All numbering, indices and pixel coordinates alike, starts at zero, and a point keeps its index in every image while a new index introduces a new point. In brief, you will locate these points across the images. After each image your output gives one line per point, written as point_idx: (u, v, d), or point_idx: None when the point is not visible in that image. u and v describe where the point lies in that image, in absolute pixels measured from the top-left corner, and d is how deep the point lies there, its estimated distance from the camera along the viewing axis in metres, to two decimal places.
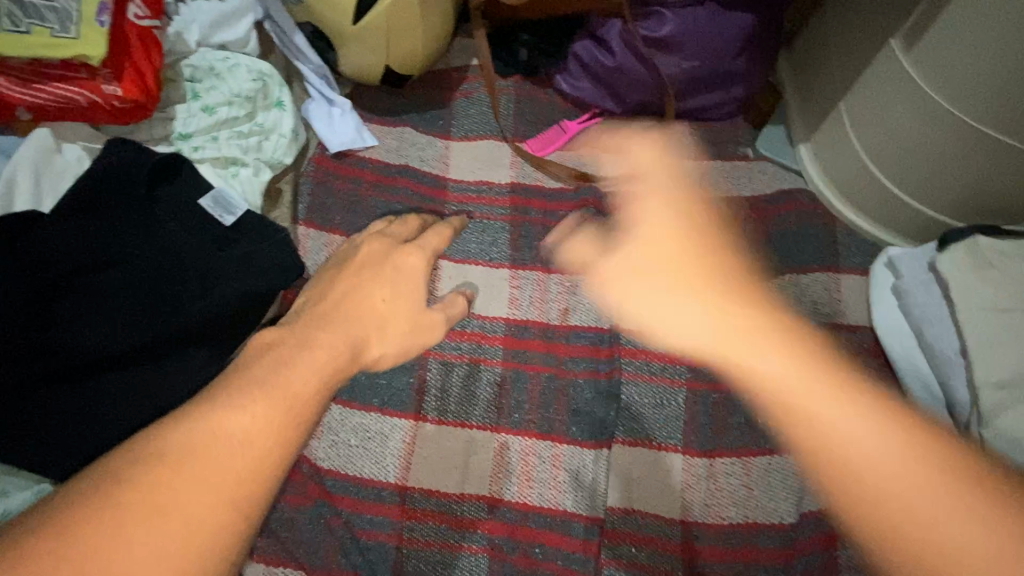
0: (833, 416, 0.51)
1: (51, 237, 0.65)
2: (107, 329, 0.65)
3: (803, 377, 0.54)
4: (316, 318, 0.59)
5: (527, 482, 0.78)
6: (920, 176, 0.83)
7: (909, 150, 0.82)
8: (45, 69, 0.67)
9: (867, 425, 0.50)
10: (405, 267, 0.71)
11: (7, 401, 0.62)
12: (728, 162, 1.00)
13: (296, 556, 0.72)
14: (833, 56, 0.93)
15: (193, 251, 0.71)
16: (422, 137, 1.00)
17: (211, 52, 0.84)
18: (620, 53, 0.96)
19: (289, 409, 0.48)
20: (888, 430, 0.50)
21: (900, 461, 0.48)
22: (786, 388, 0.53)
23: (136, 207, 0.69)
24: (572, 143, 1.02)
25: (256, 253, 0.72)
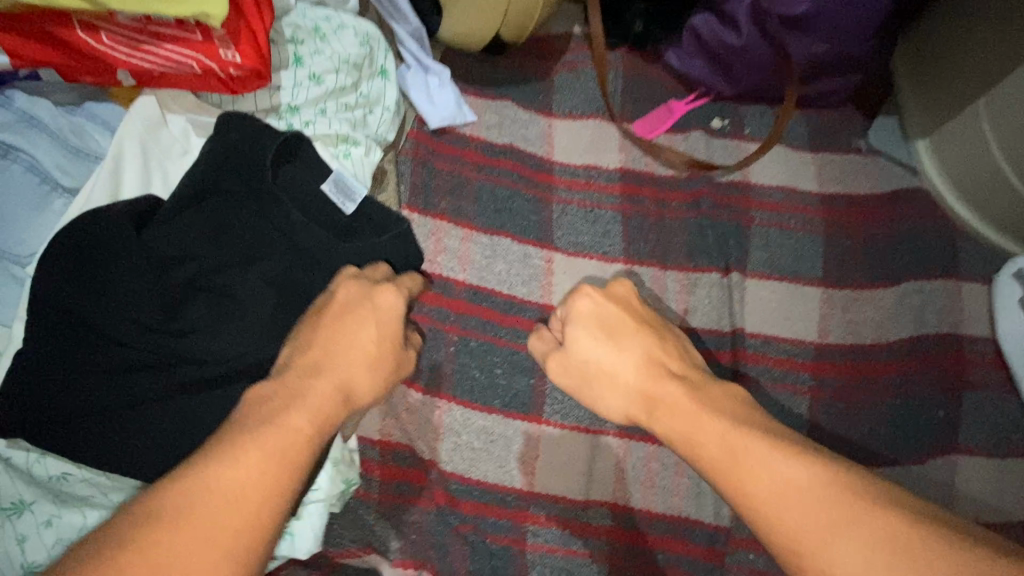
0: (772, 475, 0.51)
1: (178, 231, 0.58)
2: (241, 334, 0.58)
3: (742, 453, 0.53)
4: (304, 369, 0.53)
5: (650, 489, 0.76)
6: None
7: None
8: (155, 28, 0.57)
9: (800, 478, 0.49)
10: (384, 305, 0.58)
11: (137, 418, 0.54)
12: (844, 155, 0.95)
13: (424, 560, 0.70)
14: (967, 47, 0.86)
15: (319, 242, 0.62)
16: (523, 113, 0.92)
17: (312, 9, 0.74)
18: (746, 31, 0.87)
19: (284, 464, 0.45)
20: (818, 482, 0.49)
21: (827, 517, 0.47)
22: (729, 455, 0.54)
23: (260, 194, 0.61)
24: (681, 126, 0.95)
25: (383, 245, 0.65)
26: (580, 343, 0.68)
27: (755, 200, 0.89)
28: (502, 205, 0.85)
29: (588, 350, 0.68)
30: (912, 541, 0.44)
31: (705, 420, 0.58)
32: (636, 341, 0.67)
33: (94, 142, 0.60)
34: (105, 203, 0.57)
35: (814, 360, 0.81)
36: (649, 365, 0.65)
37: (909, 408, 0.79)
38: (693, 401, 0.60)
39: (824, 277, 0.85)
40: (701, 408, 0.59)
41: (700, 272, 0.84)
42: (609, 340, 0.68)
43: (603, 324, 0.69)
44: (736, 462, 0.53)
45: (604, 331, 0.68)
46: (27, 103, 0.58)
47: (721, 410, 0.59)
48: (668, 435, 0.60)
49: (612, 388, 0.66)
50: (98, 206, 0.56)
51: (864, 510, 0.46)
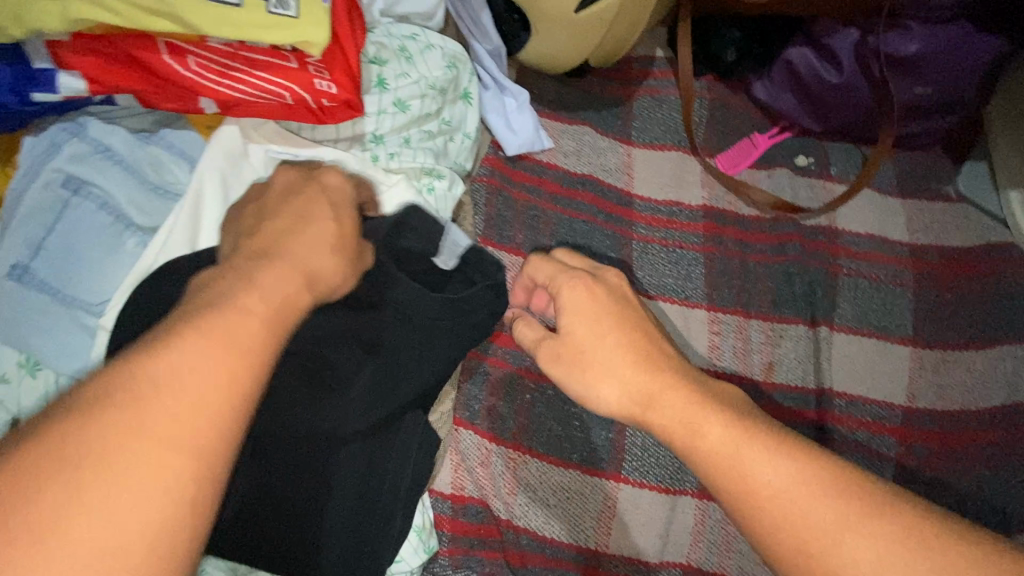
0: (773, 473, 0.41)
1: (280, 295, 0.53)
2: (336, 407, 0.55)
3: (736, 466, 0.42)
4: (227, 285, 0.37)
5: (726, 553, 0.73)
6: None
7: None
8: (246, 54, 0.52)
9: (805, 473, 0.40)
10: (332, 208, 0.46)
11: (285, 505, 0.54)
12: (932, 203, 0.90)
13: None
14: None
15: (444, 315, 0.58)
16: (603, 141, 0.86)
17: (397, 25, 0.68)
18: (848, 69, 0.83)
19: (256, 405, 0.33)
20: (817, 479, 0.40)
21: (834, 516, 0.38)
22: (727, 452, 0.43)
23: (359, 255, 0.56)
24: (764, 161, 0.90)
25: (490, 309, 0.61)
26: (579, 332, 0.54)
27: (843, 247, 0.85)
28: (582, 242, 0.80)
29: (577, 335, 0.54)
30: (926, 541, 0.36)
31: (704, 412, 0.46)
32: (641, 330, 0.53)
33: (170, 175, 0.54)
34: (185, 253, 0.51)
35: (902, 425, 0.77)
36: (649, 362, 0.51)
37: (1000, 482, 0.75)
38: (692, 397, 0.47)
39: (914, 335, 0.81)
40: (703, 402, 0.47)
41: (785, 323, 0.80)
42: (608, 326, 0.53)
43: (595, 313, 0.54)
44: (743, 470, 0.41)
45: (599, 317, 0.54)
46: (100, 131, 0.52)
47: (716, 399, 0.47)
48: (667, 435, 0.47)
49: (608, 376, 0.51)
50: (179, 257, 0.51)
51: (871, 508, 0.38)
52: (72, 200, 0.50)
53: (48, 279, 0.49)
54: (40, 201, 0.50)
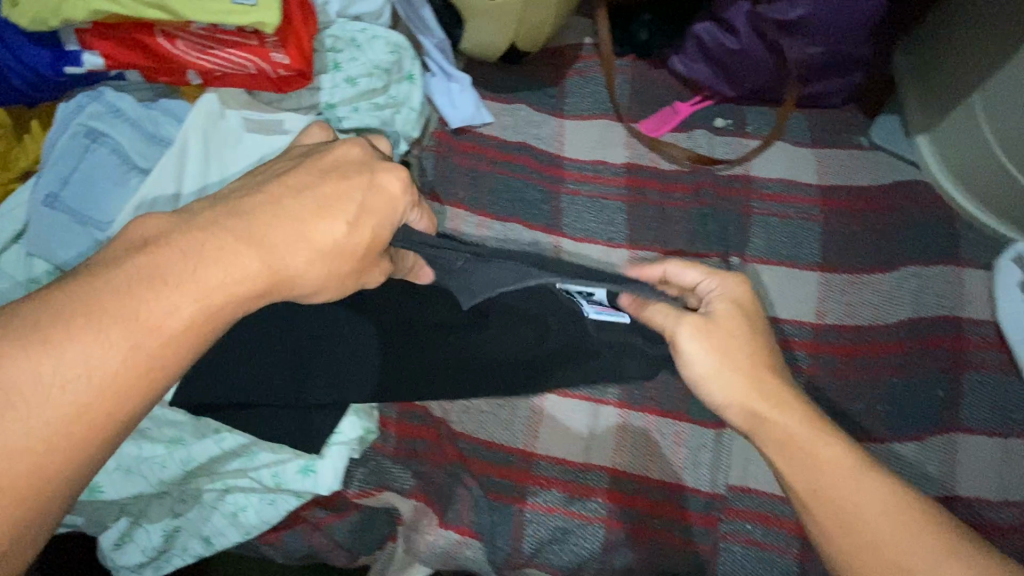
0: (856, 497, 0.51)
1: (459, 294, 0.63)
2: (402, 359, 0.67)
3: (825, 472, 0.52)
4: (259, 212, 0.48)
5: (649, 457, 0.80)
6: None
7: None
8: (220, 36, 0.69)
9: (893, 505, 0.51)
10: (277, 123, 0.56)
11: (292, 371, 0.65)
12: (844, 151, 0.99)
13: (439, 503, 0.73)
14: (963, 53, 0.92)
15: (561, 344, 0.67)
16: (537, 115, 1.00)
17: (350, 22, 0.85)
18: (744, 36, 0.95)
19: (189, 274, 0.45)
20: (897, 511, 0.50)
21: (912, 538, 0.49)
22: (844, 475, 0.52)
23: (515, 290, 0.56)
24: (684, 125, 1.02)
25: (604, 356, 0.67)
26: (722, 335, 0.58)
27: (756, 191, 0.95)
28: (515, 195, 0.93)
29: (723, 349, 0.58)
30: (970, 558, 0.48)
31: (817, 438, 0.54)
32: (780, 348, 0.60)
33: (165, 130, 0.70)
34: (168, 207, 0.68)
35: (813, 340, 0.85)
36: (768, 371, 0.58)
37: (908, 387, 0.82)
38: (807, 416, 0.55)
39: (822, 262, 0.90)
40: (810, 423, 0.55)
41: (701, 258, 0.90)
42: (743, 328, 0.59)
43: (742, 317, 0.59)
44: (846, 475, 0.52)
45: (741, 329, 0.58)
46: (115, 97, 0.69)
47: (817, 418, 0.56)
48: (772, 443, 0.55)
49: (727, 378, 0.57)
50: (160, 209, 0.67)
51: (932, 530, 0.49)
52: (90, 146, 0.67)
53: (71, 205, 0.66)
54: (68, 147, 0.66)
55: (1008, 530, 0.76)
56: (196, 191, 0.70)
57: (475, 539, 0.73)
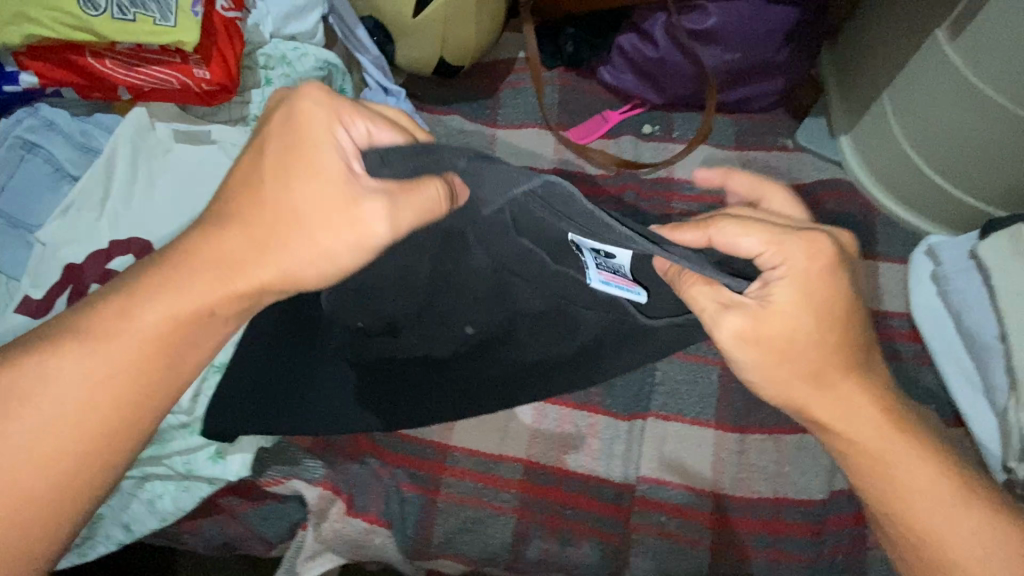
0: (942, 519, 0.52)
1: (476, 290, 0.62)
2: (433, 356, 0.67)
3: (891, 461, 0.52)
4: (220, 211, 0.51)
5: (563, 448, 0.82)
6: (949, 160, 0.85)
7: (941, 153, 0.85)
8: (145, 54, 0.75)
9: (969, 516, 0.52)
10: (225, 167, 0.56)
11: (338, 396, 0.67)
12: (766, 152, 1.03)
13: (350, 488, 0.76)
14: (877, 57, 0.95)
15: (607, 326, 0.63)
16: (470, 125, 1.05)
17: (284, 42, 0.90)
18: (663, 45, 0.99)
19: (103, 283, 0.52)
20: (979, 525, 0.52)
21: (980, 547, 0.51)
22: (922, 495, 0.53)
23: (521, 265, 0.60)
24: (613, 132, 1.05)
25: (658, 335, 0.61)
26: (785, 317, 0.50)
27: (678, 193, 0.99)
28: None
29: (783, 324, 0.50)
30: None
31: (893, 444, 0.53)
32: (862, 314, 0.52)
33: (97, 142, 0.77)
34: (95, 213, 0.74)
35: None
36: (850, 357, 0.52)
37: None
38: (886, 421, 0.53)
39: None
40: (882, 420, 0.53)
41: None
42: (808, 309, 0.50)
43: (805, 286, 0.50)
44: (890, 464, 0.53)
45: (810, 302, 0.50)
46: (50, 112, 0.75)
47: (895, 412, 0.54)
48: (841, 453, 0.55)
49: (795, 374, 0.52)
50: (88, 214, 0.73)
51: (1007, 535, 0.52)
52: (24, 157, 0.73)
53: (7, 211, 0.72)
54: (5, 158, 0.73)
55: None
56: (121, 196, 0.75)
57: (385, 527, 0.76)
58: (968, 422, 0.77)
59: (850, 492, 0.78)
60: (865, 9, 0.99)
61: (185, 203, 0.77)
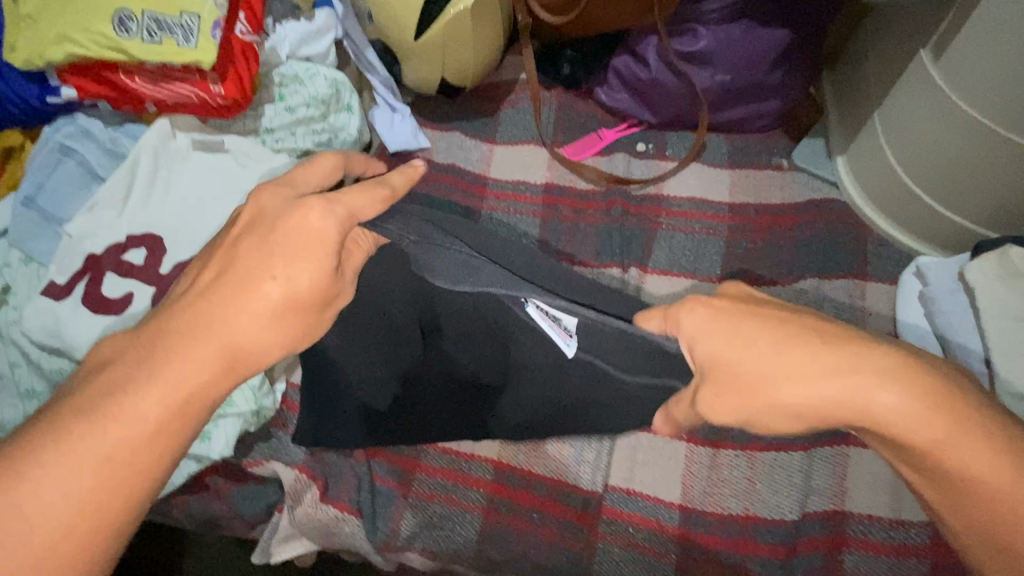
0: None
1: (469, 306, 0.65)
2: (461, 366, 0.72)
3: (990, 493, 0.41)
4: (209, 298, 0.46)
5: (533, 452, 0.83)
6: (941, 181, 0.84)
7: (932, 174, 0.84)
8: (170, 73, 0.84)
9: None
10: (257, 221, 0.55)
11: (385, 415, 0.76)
12: (760, 171, 1.03)
13: (326, 476, 0.80)
14: (871, 79, 0.95)
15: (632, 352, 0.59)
16: (468, 141, 1.09)
17: (298, 62, 0.98)
18: (655, 67, 1.02)
19: None
20: None
21: None
22: None
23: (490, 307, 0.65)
24: (607, 150, 1.08)
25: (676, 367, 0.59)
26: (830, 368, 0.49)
27: (665, 209, 1.00)
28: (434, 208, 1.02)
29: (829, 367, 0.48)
30: None
31: None
32: (782, 313, 0.46)
33: (125, 148, 0.86)
34: (118, 210, 0.82)
35: None
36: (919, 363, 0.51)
37: None
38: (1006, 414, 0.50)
39: (721, 275, 0.94)
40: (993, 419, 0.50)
41: (603, 268, 0.96)
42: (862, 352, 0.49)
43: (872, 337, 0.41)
44: None
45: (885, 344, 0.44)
46: (87, 122, 0.86)
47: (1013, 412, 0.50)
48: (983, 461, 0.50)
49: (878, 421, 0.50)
50: (111, 212, 0.82)
51: None
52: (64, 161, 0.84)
53: (42, 205, 0.82)
54: (45, 159, 0.83)
55: (900, 549, 0.73)
56: (142, 197, 0.84)
57: (354, 516, 0.79)
58: None
59: (824, 515, 0.76)
60: (862, 34, 1.00)
61: (197, 205, 0.85)
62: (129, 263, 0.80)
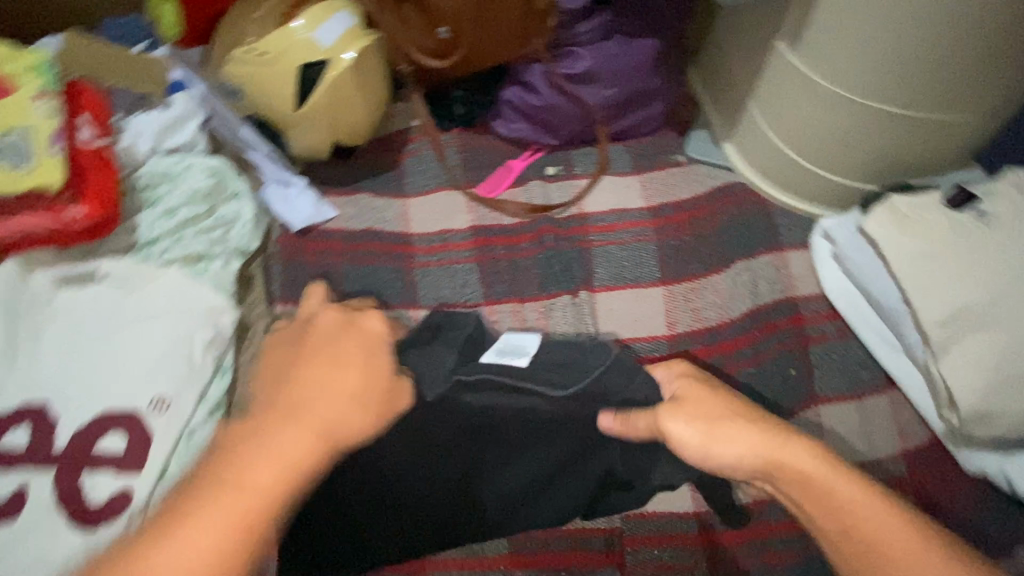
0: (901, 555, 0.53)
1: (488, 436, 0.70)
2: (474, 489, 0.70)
3: (851, 510, 0.56)
4: (310, 382, 0.57)
5: None
6: (821, 149, 0.94)
7: (812, 145, 0.94)
8: (10, 204, 0.73)
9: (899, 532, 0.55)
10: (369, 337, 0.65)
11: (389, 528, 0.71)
12: (666, 171, 1.07)
13: None
14: (737, 70, 1.04)
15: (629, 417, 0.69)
16: (378, 200, 1.02)
17: (165, 156, 0.87)
18: (546, 92, 1.03)
19: None
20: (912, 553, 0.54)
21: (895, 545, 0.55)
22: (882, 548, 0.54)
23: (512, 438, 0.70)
24: (520, 180, 1.08)
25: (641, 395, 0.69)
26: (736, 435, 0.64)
27: (592, 226, 1.02)
28: (366, 279, 0.95)
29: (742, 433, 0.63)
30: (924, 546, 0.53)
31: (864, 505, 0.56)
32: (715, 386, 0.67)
33: None
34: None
35: (668, 350, 0.93)
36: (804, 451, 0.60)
37: (764, 372, 0.88)
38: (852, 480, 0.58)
39: (663, 276, 0.97)
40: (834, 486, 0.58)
41: (553, 298, 0.96)
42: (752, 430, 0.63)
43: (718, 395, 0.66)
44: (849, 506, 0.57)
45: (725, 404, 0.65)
46: None
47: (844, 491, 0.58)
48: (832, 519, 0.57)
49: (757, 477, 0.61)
50: None
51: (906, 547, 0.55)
52: None
53: None
54: None
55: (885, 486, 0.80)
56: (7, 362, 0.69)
57: None
58: (898, 383, 0.86)
59: None
60: (716, 32, 1.10)
61: (83, 353, 0.71)
62: (103, 455, 0.68)
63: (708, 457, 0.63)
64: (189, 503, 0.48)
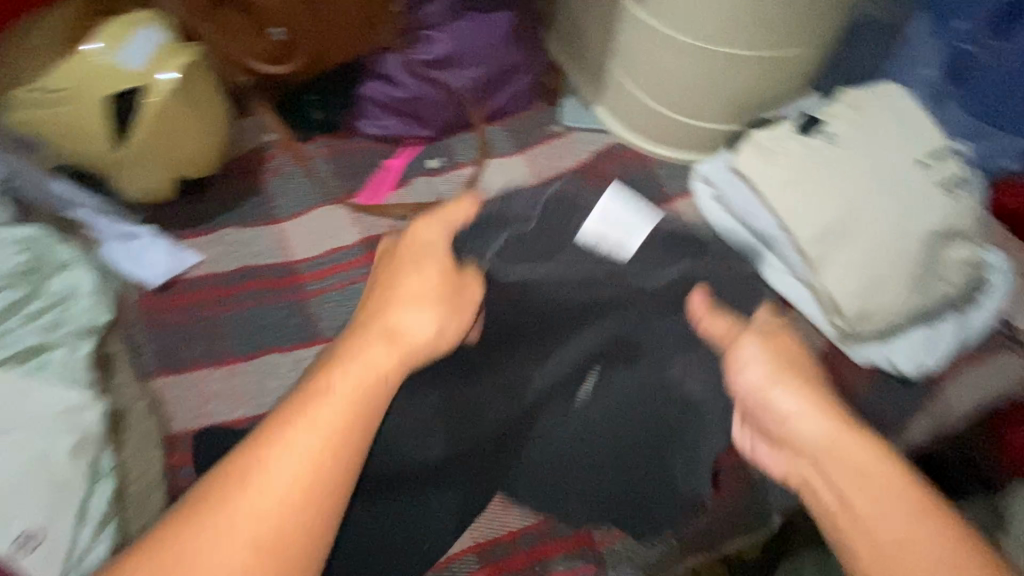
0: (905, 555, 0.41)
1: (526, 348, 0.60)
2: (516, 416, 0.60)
3: (894, 517, 0.42)
4: (379, 351, 0.49)
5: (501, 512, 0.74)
6: (682, 99, 0.99)
7: (675, 96, 0.99)
8: None
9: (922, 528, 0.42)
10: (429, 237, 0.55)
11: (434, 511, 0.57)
12: (545, 145, 1.07)
13: None
14: (591, 34, 1.06)
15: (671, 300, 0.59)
16: (247, 232, 0.91)
17: None
18: (409, 82, 0.97)
19: None
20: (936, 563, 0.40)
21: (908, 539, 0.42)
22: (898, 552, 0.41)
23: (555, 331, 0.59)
24: (402, 180, 1.00)
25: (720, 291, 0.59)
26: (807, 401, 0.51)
27: None
28: (255, 324, 0.84)
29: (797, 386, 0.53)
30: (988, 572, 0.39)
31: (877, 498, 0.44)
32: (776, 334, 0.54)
33: None
34: None
35: None
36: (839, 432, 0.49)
37: None
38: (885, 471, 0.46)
39: None
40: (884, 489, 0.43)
41: None
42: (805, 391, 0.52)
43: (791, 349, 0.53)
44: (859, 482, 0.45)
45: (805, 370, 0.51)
46: None
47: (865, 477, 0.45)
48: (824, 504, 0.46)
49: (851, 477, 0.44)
50: None
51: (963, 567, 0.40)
52: None
53: None
54: None
55: None
56: None
57: None
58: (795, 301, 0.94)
59: None
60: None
61: None
62: None
63: (775, 417, 0.50)
64: (285, 418, 0.43)
